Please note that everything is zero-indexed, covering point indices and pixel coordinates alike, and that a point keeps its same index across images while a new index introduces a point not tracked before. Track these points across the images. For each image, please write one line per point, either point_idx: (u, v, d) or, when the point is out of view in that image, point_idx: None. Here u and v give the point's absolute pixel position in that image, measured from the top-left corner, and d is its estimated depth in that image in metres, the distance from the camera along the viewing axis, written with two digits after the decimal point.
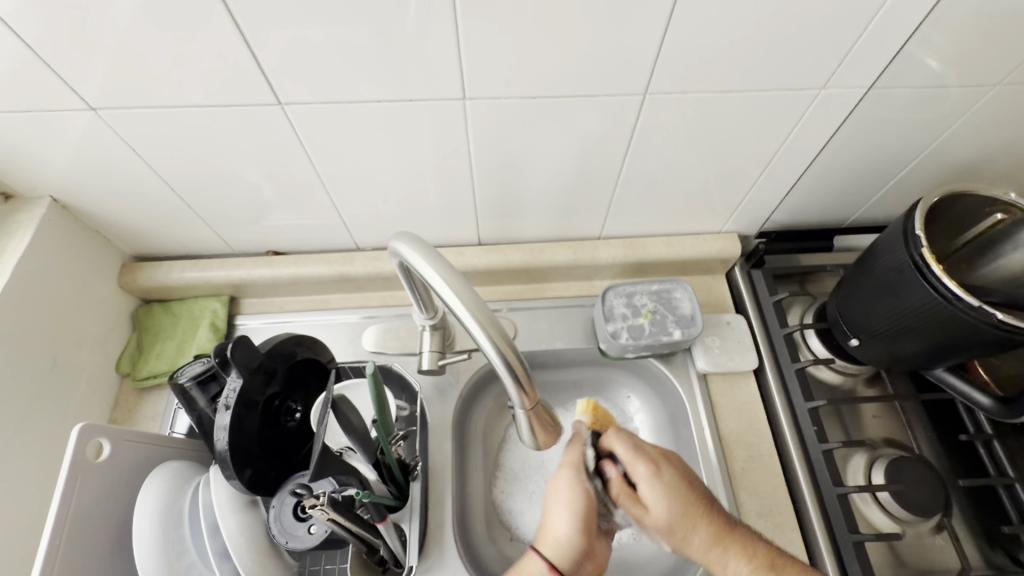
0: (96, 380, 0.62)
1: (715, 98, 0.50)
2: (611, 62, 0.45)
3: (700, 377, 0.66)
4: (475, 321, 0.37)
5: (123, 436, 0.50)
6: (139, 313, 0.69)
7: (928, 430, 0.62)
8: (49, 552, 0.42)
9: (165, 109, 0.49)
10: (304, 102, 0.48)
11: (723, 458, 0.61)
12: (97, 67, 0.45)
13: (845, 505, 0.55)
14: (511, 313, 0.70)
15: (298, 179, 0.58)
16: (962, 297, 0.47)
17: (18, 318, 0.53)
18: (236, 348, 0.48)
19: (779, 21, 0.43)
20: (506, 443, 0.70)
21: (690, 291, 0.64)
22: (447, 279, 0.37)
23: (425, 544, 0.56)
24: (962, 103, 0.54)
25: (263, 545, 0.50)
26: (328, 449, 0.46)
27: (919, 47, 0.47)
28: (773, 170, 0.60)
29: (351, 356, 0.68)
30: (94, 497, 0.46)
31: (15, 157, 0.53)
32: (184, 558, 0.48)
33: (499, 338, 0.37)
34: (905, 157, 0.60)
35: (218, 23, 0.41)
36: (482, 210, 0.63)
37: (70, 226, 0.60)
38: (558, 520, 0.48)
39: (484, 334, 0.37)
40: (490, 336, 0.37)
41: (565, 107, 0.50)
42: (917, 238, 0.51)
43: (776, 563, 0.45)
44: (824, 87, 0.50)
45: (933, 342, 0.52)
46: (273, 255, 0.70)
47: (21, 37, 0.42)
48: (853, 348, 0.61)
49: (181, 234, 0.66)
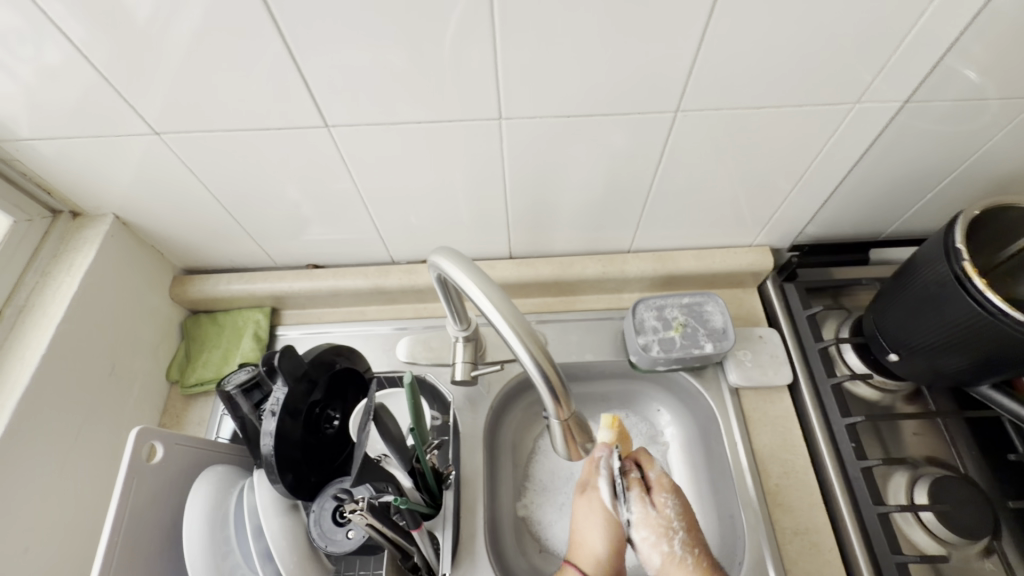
0: (148, 386, 0.66)
1: (747, 114, 0.51)
2: (646, 82, 0.47)
3: (732, 392, 0.65)
4: (512, 332, 0.38)
5: (175, 440, 0.53)
6: (187, 323, 0.72)
7: (975, 449, 0.60)
8: (109, 547, 0.44)
9: (221, 132, 0.52)
10: (347, 122, 0.51)
11: (758, 474, 0.60)
12: (162, 93, 0.48)
13: (886, 524, 0.54)
14: (541, 326, 0.71)
15: (339, 197, 0.61)
16: (1008, 312, 0.46)
17: (84, 328, 0.57)
18: (282, 357, 0.49)
19: (811, 39, 0.44)
20: (536, 454, 0.71)
21: (722, 304, 0.63)
22: (486, 292, 0.39)
23: (457, 553, 0.57)
24: (1003, 115, 0.53)
25: (304, 548, 0.52)
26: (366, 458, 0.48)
27: (956, 59, 0.47)
28: (806, 183, 0.60)
29: (387, 366, 0.70)
30: (148, 498, 0.49)
31: (83, 177, 0.57)
32: (229, 559, 0.50)
33: (538, 352, 0.39)
34: (942, 170, 0.59)
35: (273, 52, 0.45)
36: (514, 224, 0.65)
37: (130, 241, 0.64)
38: (593, 535, 0.53)
39: (524, 348, 0.38)
40: (530, 349, 0.38)
41: (599, 125, 0.51)
42: (958, 252, 0.50)
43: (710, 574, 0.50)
44: (858, 101, 0.50)
45: (979, 357, 0.51)
46: (313, 269, 0.73)
47: (97, 67, 0.46)
48: (892, 363, 0.60)
49: (229, 248, 0.70)
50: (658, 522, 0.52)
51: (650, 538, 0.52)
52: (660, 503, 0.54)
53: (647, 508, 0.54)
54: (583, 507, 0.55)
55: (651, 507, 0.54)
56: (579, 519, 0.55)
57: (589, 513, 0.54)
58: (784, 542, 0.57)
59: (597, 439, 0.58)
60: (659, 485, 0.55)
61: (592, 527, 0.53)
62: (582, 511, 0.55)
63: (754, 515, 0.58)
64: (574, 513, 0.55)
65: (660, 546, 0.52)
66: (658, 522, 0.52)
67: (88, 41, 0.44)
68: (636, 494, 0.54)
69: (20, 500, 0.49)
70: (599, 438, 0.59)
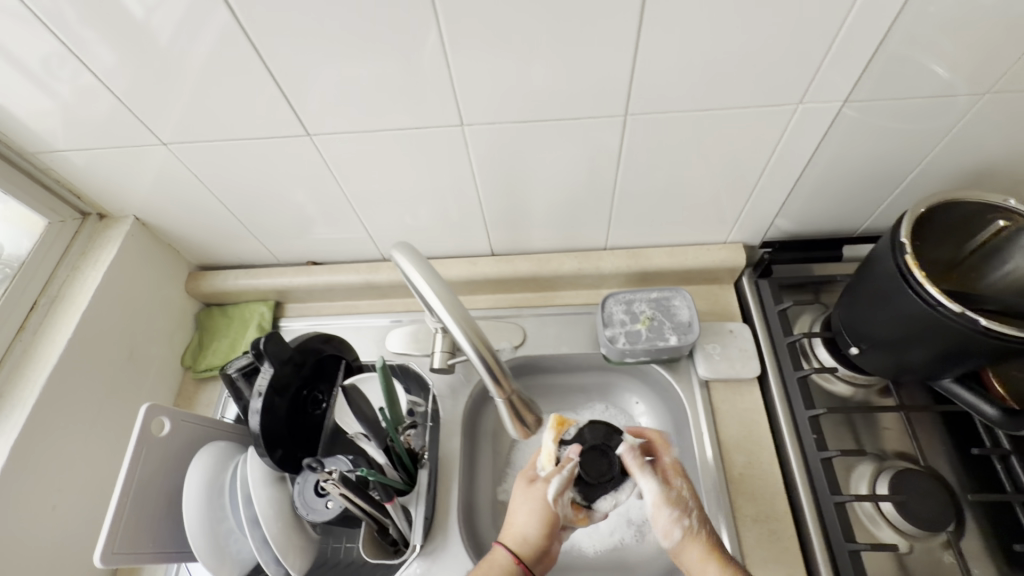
0: (163, 370, 0.73)
1: (695, 117, 0.53)
2: (591, 89, 0.50)
3: (702, 384, 0.68)
4: (461, 333, 0.43)
5: (181, 416, 0.59)
6: (201, 314, 0.80)
7: (942, 443, 0.61)
8: (120, 506, 0.51)
9: (219, 141, 0.58)
10: (328, 131, 0.56)
11: (721, 464, 0.62)
12: (167, 109, 0.55)
13: (841, 513, 0.55)
14: (520, 319, 0.75)
15: (329, 199, 0.67)
16: (945, 304, 0.47)
17: (103, 317, 0.64)
18: (268, 342, 0.55)
19: (743, 44, 0.46)
20: (517, 443, 0.74)
21: (688, 299, 0.66)
22: (440, 295, 0.43)
23: (431, 528, 0.61)
24: (952, 112, 0.53)
25: (289, 517, 0.58)
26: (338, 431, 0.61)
27: (896, 56, 0.47)
28: (767, 183, 0.61)
29: (377, 356, 0.75)
30: (156, 466, 0.56)
31: (107, 183, 0.65)
32: (224, 524, 0.57)
33: (479, 343, 0.43)
34: (902, 165, 0.59)
35: (254, 70, 0.50)
36: (491, 223, 0.69)
37: (148, 240, 0.72)
38: (522, 523, 0.55)
39: (469, 344, 0.43)
40: (474, 346, 0.43)
41: (555, 129, 0.55)
42: (903, 247, 0.51)
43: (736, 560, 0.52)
44: (802, 102, 0.51)
45: (930, 350, 0.52)
46: (312, 265, 0.79)
47: (114, 91, 0.53)
48: (855, 357, 0.61)
49: (236, 246, 0.76)
50: (675, 501, 0.55)
51: (668, 514, 0.54)
52: (676, 485, 0.57)
53: (664, 489, 0.56)
54: (519, 497, 0.57)
55: (666, 489, 0.56)
56: (515, 502, 0.57)
57: (526, 502, 0.56)
58: (743, 530, 0.59)
59: (548, 448, 0.58)
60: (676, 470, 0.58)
61: (523, 516, 0.55)
62: (518, 501, 0.57)
63: (715, 505, 0.60)
64: (513, 499, 0.57)
65: (681, 522, 0.54)
66: (675, 501, 0.55)
67: (101, 63, 0.50)
68: (652, 485, 0.55)
69: (46, 465, 0.56)
70: (549, 446, 0.58)
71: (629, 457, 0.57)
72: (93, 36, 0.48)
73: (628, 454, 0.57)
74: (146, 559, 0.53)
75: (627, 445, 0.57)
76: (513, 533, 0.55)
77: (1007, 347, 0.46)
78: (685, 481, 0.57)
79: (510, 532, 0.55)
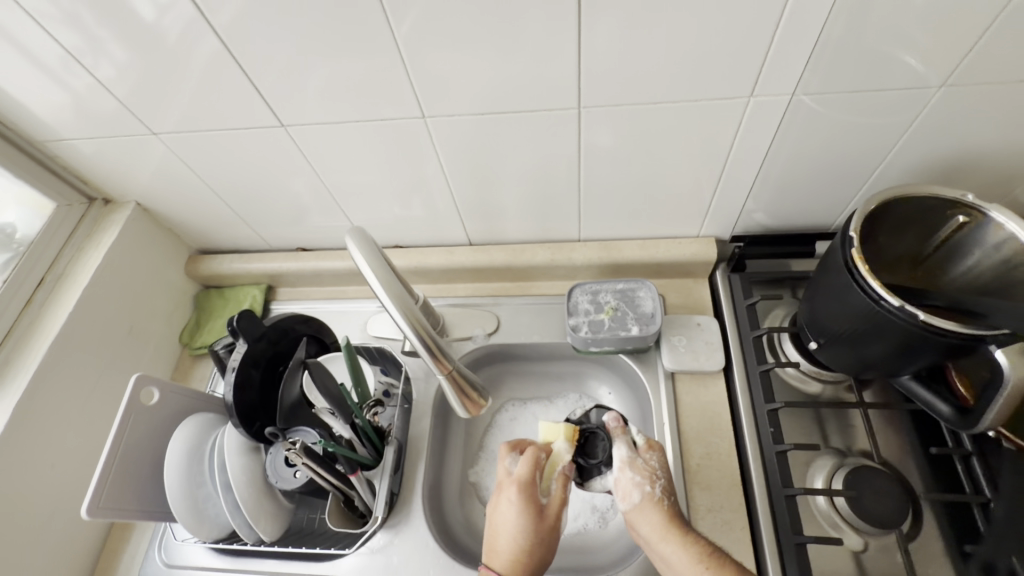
0: (161, 345, 0.79)
1: (648, 109, 0.54)
2: (542, 82, 0.52)
3: (667, 376, 0.68)
4: (408, 326, 0.51)
5: (170, 387, 0.64)
6: (199, 296, 0.85)
7: (905, 442, 0.60)
8: (107, 463, 0.56)
9: (204, 133, 0.62)
10: (301, 122, 0.60)
11: (680, 453, 0.63)
12: (154, 102, 0.59)
13: (791, 506, 0.55)
14: (495, 308, 0.77)
15: (311, 188, 0.70)
16: (886, 298, 0.48)
17: (105, 294, 0.70)
18: (241, 318, 0.59)
19: (682, 37, 0.47)
20: (491, 429, 0.76)
21: (653, 291, 0.68)
22: (393, 297, 0.49)
23: (395, 503, 0.65)
24: (906, 110, 0.52)
25: (260, 484, 0.61)
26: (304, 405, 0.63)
27: (841, 49, 0.47)
28: (730, 177, 0.62)
29: (359, 339, 0.79)
30: (143, 430, 0.60)
31: (110, 172, 0.70)
32: (203, 489, 0.61)
33: (422, 332, 0.52)
34: (865, 163, 0.58)
35: (228, 66, 0.54)
36: (465, 212, 0.71)
37: (149, 225, 0.77)
38: (531, 559, 0.53)
39: (414, 333, 0.51)
40: (418, 333, 0.52)
41: (515, 120, 0.56)
42: (851, 240, 0.51)
43: (687, 530, 0.51)
44: (752, 95, 0.51)
45: (882, 346, 0.51)
46: (302, 251, 0.83)
47: (116, 96, 0.59)
48: (816, 352, 0.61)
49: (231, 232, 0.81)
50: (643, 467, 0.55)
51: (635, 478, 0.55)
52: (647, 456, 0.57)
53: (633, 456, 0.57)
54: (529, 529, 0.53)
55: (638, 457, 0.56)
56: (525, 535, 0.53)
57: (538, 537, 0.53)
58: (696, 518, 0.59)
59: (563, 460, 0.58)
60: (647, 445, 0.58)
61: (531, 550, 0.53)
62: (526, 534, 0.53)
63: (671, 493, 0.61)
64: (522, 528, 0.53)
65: (643, 486, 0.54)
66: (644, 468, 0.55)
67: (92, 60, 0.55)
68: (623, 450, 0.57)
69: (45, 426, 0.62)
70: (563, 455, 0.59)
71: (612, 425, 0.60)
72: (86, 39, 0.53)
73: (613, 424, 0.60)
74: (138, 517, 0.59)
75: (612, 414, 0.60)
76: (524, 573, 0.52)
77: (941, 341, 0.46)
78: (654, 455, 0.57)
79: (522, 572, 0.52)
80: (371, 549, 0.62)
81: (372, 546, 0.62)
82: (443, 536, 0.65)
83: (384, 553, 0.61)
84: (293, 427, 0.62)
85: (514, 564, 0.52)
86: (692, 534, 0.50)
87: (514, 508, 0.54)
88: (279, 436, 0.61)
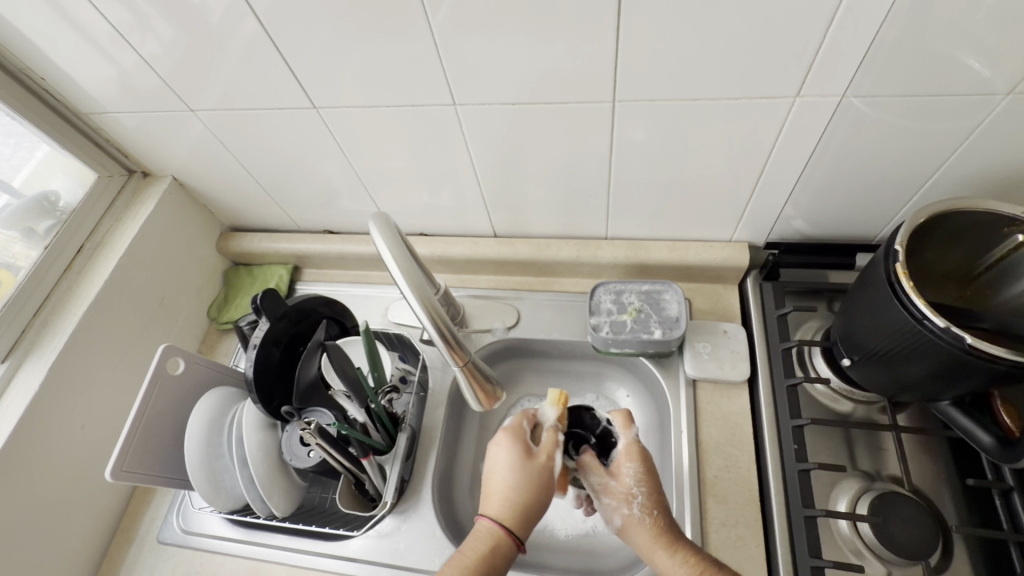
0: (190, 318, 0.81)
1: (685, 106, 0.52)
2: (576, 74, 0.50)
3: (689, 383, 0.66)
4: (427, 317, 0.50)
5: (194, 359, 0.65)
6: (229, 272, 0.87)
7: (938, 470, 0.57)
8: (132, 430, 0.57)
9: (239, 112, 0.63)
10: (332, 105, 0.60)
11: (696, 463, 0.61)
12: (192, 81, 0.60)
13: (810, 527, 0.52)
14: (516, 302, 0.77)
15: (339, 171, 0.70)
16: (929, 317, 0.45)
17: (139, 264, 0.72)
18: (264, 297, 0.60)
19: (728, 32, 0.45)
20: (506, 422, 0.76)
21: (679, 294, 0.66)
22: (415, 291, 0.49)
23: (405, 490, 0.65)
24: (969, 117, 0.48)
25: (274, 461, 0.62)
26: (319, 386, 0.63)
27: (900, 48, 0.44)
28: (768, 180, 0.59)
29: (379, 325, 0.79)
30: (168, 399, 0.62)
31: (150, 147, 0.72)
32: (221, 461, 0.63)
33: (440, 323, 0.51)
34: (917, 172, 0.55)
35: (265, 47, 0.54)
36: (491, 204, 0.71)
37: (185, 200, 0.79)
38: (515, 496, 0.52)
39: (431, 324, 0.51)
40: (435, 322, 0.51)
41: (545, 114, 0.55)
42: (895, 253, 0.49)
43: (673, 544, 0.50)
44: (798, 95, 0.49)
45: (926, 368, 0.48)
46: (329, 234, 0.84)
47: (159, 73, 0.60)
48: (849, 370, 0.58)
49: (262, 212, 0.82)
50: (619, 491, 0.53)
51: (611, 503, 0.53)
52: (623, 474, 0.54)
53: (608, 478, 0.55)
54: (511, 467, 0.53)
55: (613, 480, 0.54)
56: (507, 471, 0.53)
57: (522, 476, 0.53)
58: (709, 532, 0.57)
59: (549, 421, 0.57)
60: (624, 456, 0.55)
61: (514, 489, 0.52)
62: (509, 472, 0.53)
63: (685, 504, 0.59)
64: (507, 467, 0.53)
65: (621, 510, 0.52)
66: (619, 492, 0.53)
67: (136, 38, 0.56)
68: (595, 479, 0.55)
69: (78, 387, 0.65)
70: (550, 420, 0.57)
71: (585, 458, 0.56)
72: (131, 14, 0.54)
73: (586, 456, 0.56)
74: (159, 482, 0.61)
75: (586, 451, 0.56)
76: (511, 512, 0.51)
77: (988, 367, 0.43)
78: (630, 468, 0.54)
79: (511, 513, 0.51)
80: (379, 533, 0.62)
81: (381, 530, 0.62)
82: (450, 527, 0.64)
83: (391, 538, 0.62)
84: (308, 407, 0.63)
85: (501, 504, 0.52)
86: (678, 550, 0.49)
87: (501, 450, 0.55)
88: (294, 414, 0.62)
